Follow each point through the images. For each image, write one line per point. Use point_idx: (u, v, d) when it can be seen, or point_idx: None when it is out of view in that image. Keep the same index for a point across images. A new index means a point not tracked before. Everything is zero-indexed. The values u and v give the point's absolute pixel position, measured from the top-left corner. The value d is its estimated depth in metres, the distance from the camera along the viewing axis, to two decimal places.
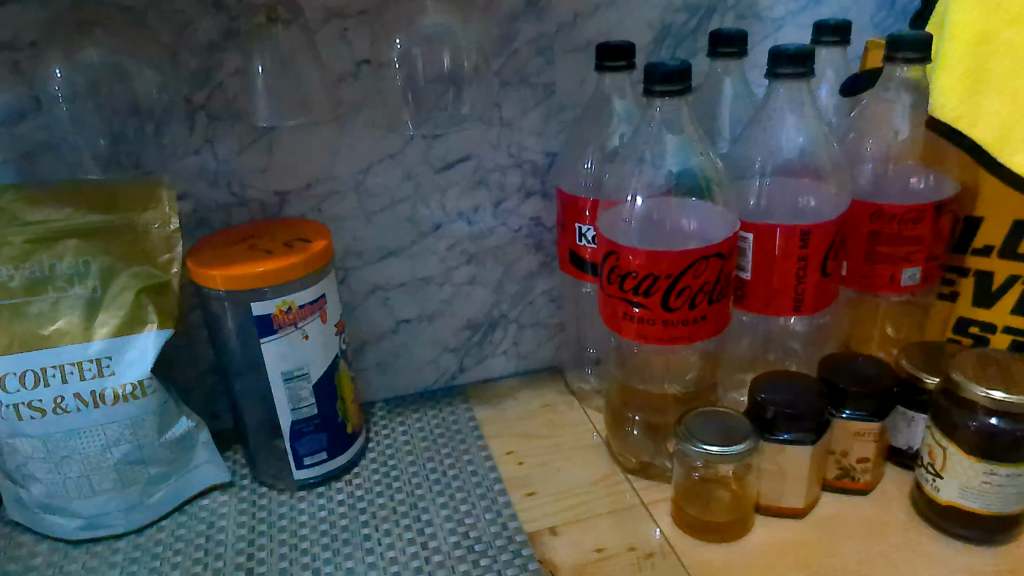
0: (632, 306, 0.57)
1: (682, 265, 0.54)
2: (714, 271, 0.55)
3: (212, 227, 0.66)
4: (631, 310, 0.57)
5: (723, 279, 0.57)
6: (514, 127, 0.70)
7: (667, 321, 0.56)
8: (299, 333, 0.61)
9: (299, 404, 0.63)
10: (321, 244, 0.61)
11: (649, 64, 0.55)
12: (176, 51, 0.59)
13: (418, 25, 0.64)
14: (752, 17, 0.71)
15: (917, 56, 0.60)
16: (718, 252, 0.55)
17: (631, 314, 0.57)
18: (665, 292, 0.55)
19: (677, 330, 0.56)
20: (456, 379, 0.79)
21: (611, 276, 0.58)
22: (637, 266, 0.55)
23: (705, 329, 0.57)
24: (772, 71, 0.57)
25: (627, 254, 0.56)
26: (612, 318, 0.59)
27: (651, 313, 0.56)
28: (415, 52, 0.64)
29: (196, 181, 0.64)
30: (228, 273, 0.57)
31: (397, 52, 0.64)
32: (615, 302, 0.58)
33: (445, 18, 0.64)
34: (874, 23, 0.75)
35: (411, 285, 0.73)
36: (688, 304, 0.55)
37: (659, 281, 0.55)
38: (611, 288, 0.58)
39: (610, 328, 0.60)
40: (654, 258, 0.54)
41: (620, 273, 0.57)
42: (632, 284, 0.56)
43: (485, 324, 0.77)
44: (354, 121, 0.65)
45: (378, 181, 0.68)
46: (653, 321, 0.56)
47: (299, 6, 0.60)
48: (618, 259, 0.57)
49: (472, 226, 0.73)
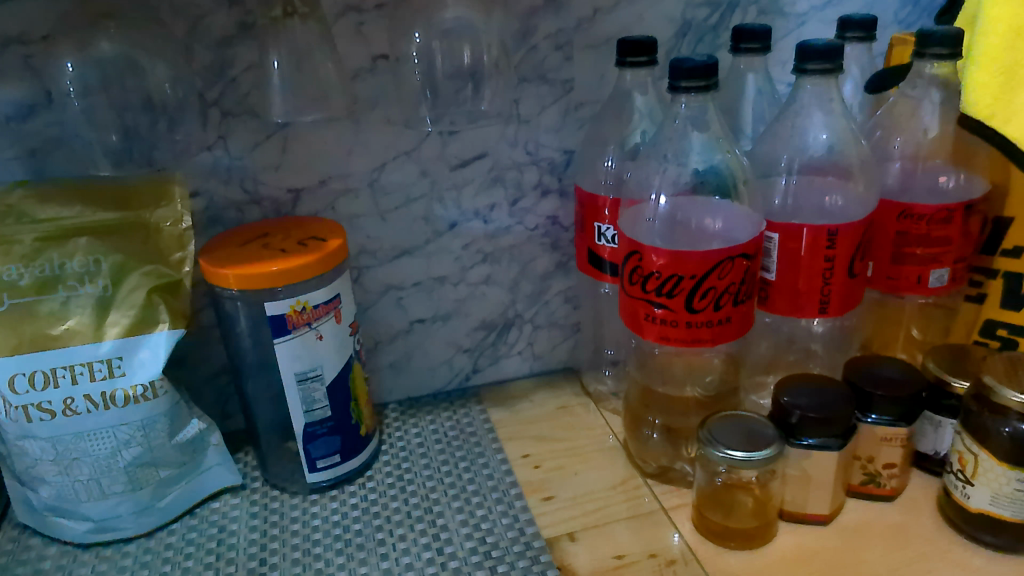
0: (656, 308, 0.56)
1: (708, 266, 0.53)
2: (740, 272, 0.54)
3: (224, 225, 0.66)
4: (654, 312, 0.56)
5: (748, 280, 0.55)
6: (532, 124, 0.68)
7: (690, 322, 0.55)
8: (313, 334, 0.59)
9: (313, 406, 0.62)
10: (336, 243, 0.60)
11: (674, 58, 0.53)
12: (190, 45, 0.59)
13: (436, 19, 0.62)
14: (775, 13, 0.70)
15: (947, 52, 0.58)
16: (743, 253, 0.54)
17: (653, 315, 0.56)
18: (690, 293, 0.54)
19: (702, 333, 0.55)
20: (470, 380, 0.78)
21: (633, 276, 0.57)
22: (661, 267, 0.54)
23: (729, 332, 0.56)
24: (800, 67, 0.56)
25: (650, 254, 0.54)
26: (633, 318, 0.58)
27: (676, 315, 0.55)
28: (434, 46, 0.62)
29: (208, 178, 0.64)
30: (241, 271, 0.56)
31: (416, 46, 0.62)
32: (637, 304, 0.57)
33: (467, 12, 0.62)
34: (897, 19, 0.74)
35: (426, 285, 0.72)
36: (713, 305, 0.54)
37: (683, 281, 0.53)
38: (633, 289, 0.57)
39: (630, 330, 0.59)
40: (679, 257, 0.53)
41: (643, 274, 0.55)
42: (655, 285, 0.55)
43: (500, 324, 0.76)
44: (369, 117, 0.64)
45: (393, 178, 0.67)
46: (676, 322, 0.55)
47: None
48: (641, 260, 0.55)
49: (488, 224, 0.71)
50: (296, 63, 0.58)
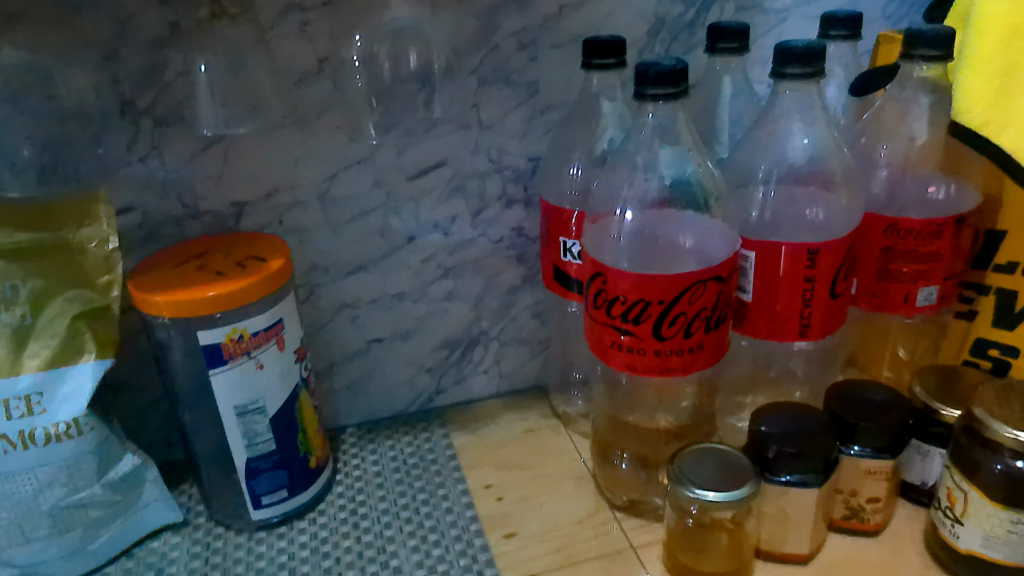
0: (622, 335, 0.51)
1: (677, 290, 0.48)
2: (712, 297, 0.49)
3: (162, 242, 0.60)
4: (620, 339, 0.51)
5: (722, 304, 0.51)
6: (495, 129, 0.63)
7: (659, 351, 0.50)
8: (253, 363, 0.55)
9: (255, 440, 0.57)
10: (279, 263, 0.55)
11: (641, 63, 0.49)
12: (116, 48, 0.53)
13: (381, 21, 0.57)
14: (756, 7, 0.65)
15: (937, 53, 0.53)
16: (717, 275, 0.49)
17: (619, 342, 0.51)
18: (658, 319, 0.49)
19: (671, 362, 0.50)
20: (434, 401, 0.74)
21: (597, 300, 0.52)
22: (627, 290, 0.49)
23: (701, 360, 0.51)
24: (778, 71, 0.51)
25: (615, 277, 0.49)
26: (598, 345, 0.53)
27: (644, 343, 0.50)
28: (377, 50, 0.58)
29: (143, 192, 0.58)
30: (172, 298, 0.51)
31: (358, 50, 0.58)
32: (602, 329, 0.52)
33: (412, 11, 0.57)
34: (885, 14, 0.69)
35: (383, 302, 0.67)
36: (683, 332, 0.50)
37: (651, 307, 0.49)
38: (598, 313, 0.52)
39: (596, 356, 0.54)
40: (646, 280, 0.48)
41: (608, 298, 0.51)
42: (620, 310, 0.50)
43: (464, 342, 0.71)
44: (317, 124, 0.59)
45: (345, 189, 0.62)
46: (644, 351, 0.50)
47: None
48: (606, 282, 0.50)
49: (449, 237, 0.66)
50: (233, 68, 0.55)
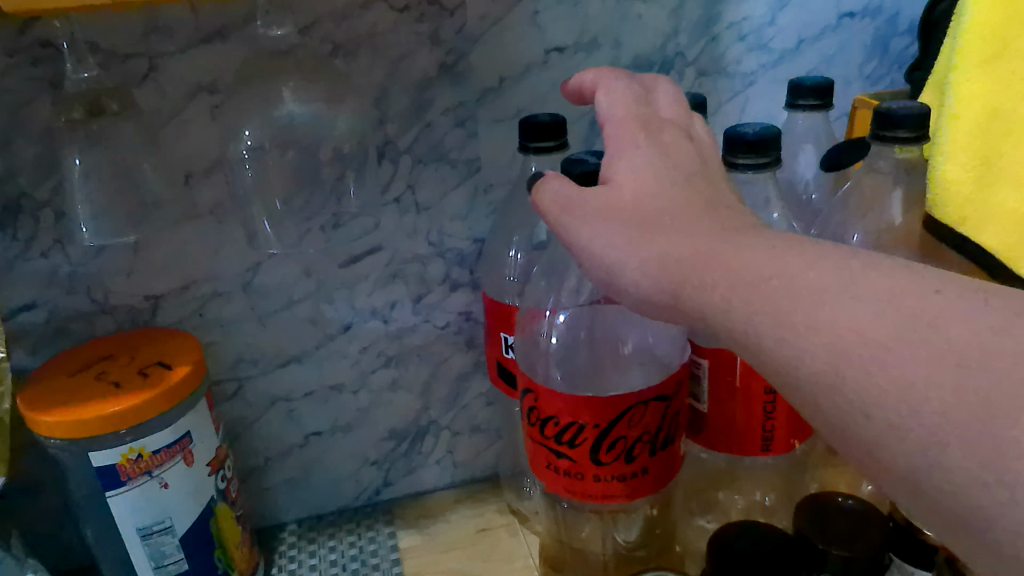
0: (557, 457, 0.46)
1: (614, 413, 0.43)
2: (656, 417, 0.44)
3: (71, 338, 0.55)
4: (556, 462, 0.46)
5: (668, 423, 0.45)
6: (433, 210, 0.58)
7: (597, 477, 0.45)
8: (156, 482, 0.50)
9: (163, 561, 0.52)
10: (184, 371, 0.50)
11: (570, 161, 0.44)
12: (8, 139, 0.48)
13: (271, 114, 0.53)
14: (718, 73, 0.60)
15: (908, 134, 0.48)
16: (660, 393, 0.44)
17: (554, 464, 0.46)
18: (595, 443, 0.44)
19: (612, 488, 0.45)
20: (382, 494, 0.68)
21: (530, 416, 0.47)
22: (558, 411, 0.44)
23: (647, 485, 0.46)
24: (728, 160, 0.46)
25: (547, 394, 0.44)
26: (535, 463, 0.48)
27: (582, 468, 0.45)
28: (268, 146, 0.53)
29: (47, 287, 0.53)
30: (63, 419, 0.46)
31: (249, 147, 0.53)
32: (537, 449, 0.47)
33: (307, 108, 0.53)
34: (863, 74, 0.63)
35: (320, 394, 0.62)
36: (624, 457, 0.44)
37: (586, 430, 0.43)
38: (532, 431, 0.47)
39: (534, 474, 0.49)
40: (578, 401, 0.43)
41: (540, 416, 0.45)
42: (554, 431, 0.45)
43: (412, 432, 0.66)
44: (235, 212, 0.54)
45: (270, 279, 0.57)
46: (581, 476, 0.45)
47: (133, 98, 0.49)
48: (538, 399, 0.45)
49: (388, 324, 0.61)
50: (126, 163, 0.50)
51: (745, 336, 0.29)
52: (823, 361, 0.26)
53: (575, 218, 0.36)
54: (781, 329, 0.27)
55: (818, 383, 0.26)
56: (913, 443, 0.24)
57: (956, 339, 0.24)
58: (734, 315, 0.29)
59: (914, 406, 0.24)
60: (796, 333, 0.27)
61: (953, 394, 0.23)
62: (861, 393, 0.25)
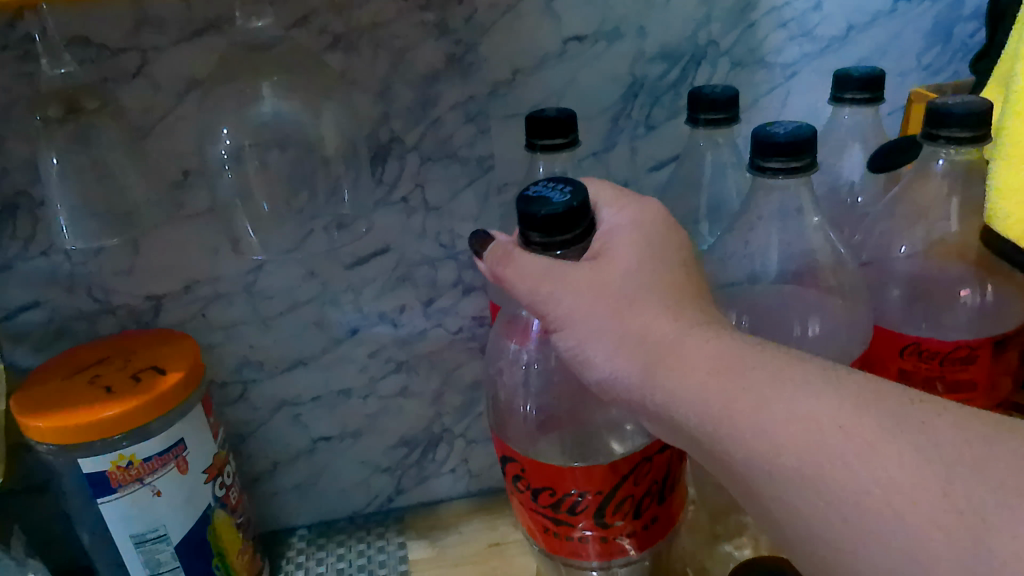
0: (556, 524, 0.43)
1: (618, 478, 0.41)
2: (660, 470, 0.43)
3: (74, 338, 0.55)
4: (553, 527, 0.44)
5: (671, 471, 0.44)
6: (443, 211, 0.55)
7: (604, 538, 0.43)
8: (148, 490, 0.48)
9: (159, 569, 0.50)
10: (176, 376, 0.48)
11: (526, 195, 0.35)
12: None
13: (247, 114, 0.51)
14: (755, 64, 0.55)
15: (966, 135, 0.42)
16: (663, 446, 0.42)
17: (551, 531, 0.44)
18: (600, 507, 0.42)
19: (619, 548, 0.44)
20: (394, 502, 0.66)
21: (519, 486, 0.44)
22: (552, 483, 0.42)
23: (658, 531, 0.45)
24: (758, 164, 0.41)
25: (539, 469, 0.42)
26: (529, 527, 0.46)
27: (584, 534, 0.43)
28: (246, 147, 0.51)
29: (48, 287, 0.53)
30: (51, 424, 0.45)
31: (226, 148, 0.51)
32: (531, 513, 0.45)
33: (293, 111, 0.51)
34: (921, 64, 0.58)
35: (327, 399, 0.60)
36: (632, 514, 0.43)
37: (589, 498, 0.42)
38: (522, 499, 0.45)
39: (528, 536, 0.47)
40: (577, 473, 0.41)
41: (532, 488, 0.43)
42: (549, 501, 0.43)
43: (425, 440, 0.64)
44: (233, 212, 0.52)
45: (273, 281, 0.55)
46: (584, 540, 0.43)
47: (114, 88, 0.47)
48: (526, 473, 0.43)
49: (398, 328, 0.59)
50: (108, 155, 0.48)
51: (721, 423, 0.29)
52: (803, 450, 0.27)
53: (534, 280, 0.33)
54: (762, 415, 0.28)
55: (800, 469, 0.27)
56: (871, 531, 0.26)
57: (910, 428, 0.26)
58: (710, 409, 0.29)
59: (889, 496, 0.25)
60: (775, 421, 0.28)
61: (942, 498, 0.25)
62: (837, 482, 0.26)
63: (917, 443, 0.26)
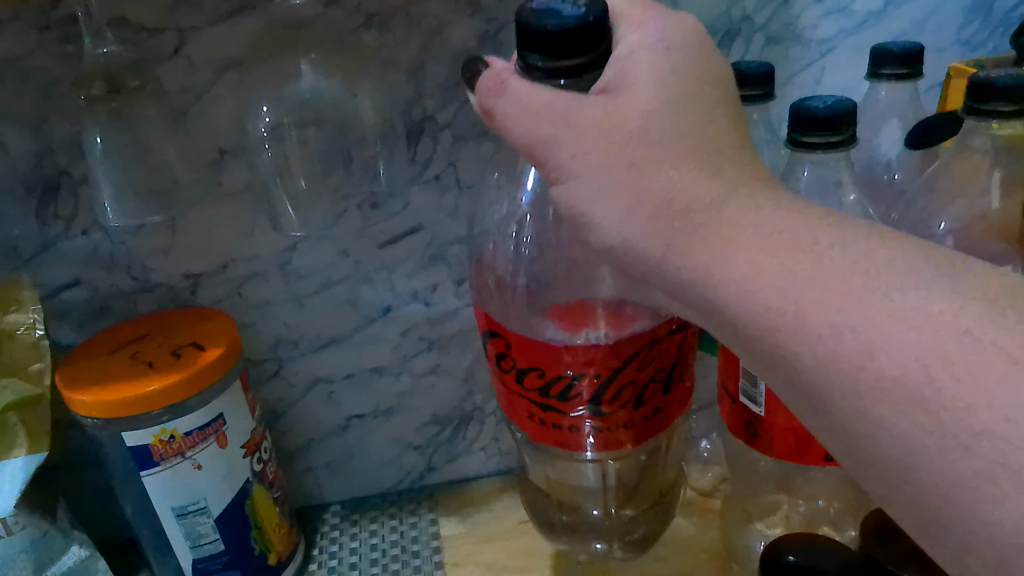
0: (542, 410, 0.43)
1: (623, 357, 0.41)
2: (664, 357, 0.43)
3: (114, 316, 0.56)
4: (539, 414, 0.44)
5: (675, 362, 0.44)
6: (475, 191, 0.55)
7: (603, 428, 0.43)
8: (189, 463, 0.49)
9: (200, 541, 0.52)
10: (216, 353, 0.49)
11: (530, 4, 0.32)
12: (43, 118, 0.49)
13: (289, 91, 0.50)
14: (790, 40, 0.54)
15: (1011, 109, 0.41)
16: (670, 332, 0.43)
17: (539, 416, 0.44)
18: (600, 392, 0.42)
19: (610, 439, 0.44)
20: (425, 480, 0.67)
21: (506, 365, 0.44)
22: (543, 364, 0.41)
23: (655, 427, 0.45)
24: (794, 140, 0.41)
25: (538, 349, 0.41)
26: (512, 410, 0.46)
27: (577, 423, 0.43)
28: (286, 123, 0.51)
29: (88, 265, 0.54)
30: (94, 398, 0.46)
31: (266, 125, 0.50)
32: (516, 400, 0.45)
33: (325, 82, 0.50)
34: (959, 40, 0.57)
35: (360, 376, 0.61)
36: (630, 402, 0.43)
37: (588, 380, 0.42)
38: (508, 380, 0.44)
39: (509, 419, 0.47)
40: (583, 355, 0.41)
41: (525, 370, 0.43)
42: (537, 383, 0.43)
43: (456, 418, 0.64)
44: (267, 191, 0.53)
45: (307, 260, 0.56)
46: (577, 429, 0.43)
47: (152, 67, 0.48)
48: (512, 354, 0.43)
49: (430, 307, 0.59)
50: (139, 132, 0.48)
51: (765, 303, 0.28)
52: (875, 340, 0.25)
53: (543, 120, 0.31)
54: (829, 313, 0.26)
55: (864, 377, 0.25)
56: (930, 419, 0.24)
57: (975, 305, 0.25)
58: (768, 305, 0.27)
59: (980, 410, 0.23)
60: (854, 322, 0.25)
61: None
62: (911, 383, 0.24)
63: (1019, 346, 0.23)
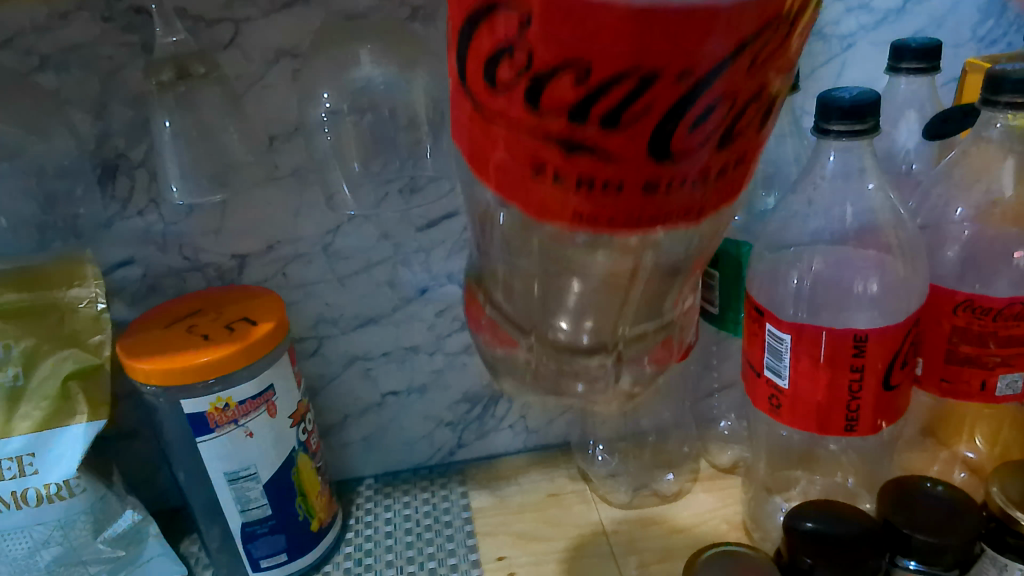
0: (536, 145, 0.22)
1: (735, 41, 0.20)
2: (784, 32, 0.21)
3: (165, 294, 0.59)
4: (554, 163, 0.22)
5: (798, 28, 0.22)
6: None
7: (670, 183, 0.22)
8: (241, 431, 0.52)
9: (249, 506, 0.55)
10: (268, 327, 0.52)
11: None
12: (104, 104, 0.51)
13: (346, 79, 0.51)
14: (813, 35, 0.56)
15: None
16: None
17: (547, 165, 0.22)
18: (679, 106, 0.20)
19: (609, 208, 0.22)
20: (456, 455, 0.70)
21: (500, 66, 0.22)
22: (579, 55, 0.20)
23: (735, 188, 0.24)
24: (821, 127, 0.43)
25: (558, 23, 0.20)
26: (482, 164, 0.24)
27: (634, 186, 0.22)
28: (343, 111, 0.51)
29: (141, 245, 0.57)
30: (155, 367, 0.49)
31: (326, 111, 0.52)
32: (490, 134, 0.23)
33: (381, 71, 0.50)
34: (975, 37, 0.59)
35: (397, 354, 0.64)
36: (723, 135, 0.22)
37: (660, 86, 0.20)
38: (490, 100, 0.23)
39: (478, 179, 0.25)
40: (642, 15, 0.19)
41: (529, 71, 0.21)
42: (570, 95, 0.20)
43: (486, 396, 0.67)
44: (314, 175, 0.56)
45: (350, 242, 0.58)
46: (622, 187, 0.22)
47: (217, 58, 0.51)
48: (529, 36, 0.20)
49: (464, 289, 0.62)
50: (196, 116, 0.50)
51: None
52: None
53: None
54: None
55: None
56: None
57: None
58: None
59: None
60: None
61: None
62: None
63: None
